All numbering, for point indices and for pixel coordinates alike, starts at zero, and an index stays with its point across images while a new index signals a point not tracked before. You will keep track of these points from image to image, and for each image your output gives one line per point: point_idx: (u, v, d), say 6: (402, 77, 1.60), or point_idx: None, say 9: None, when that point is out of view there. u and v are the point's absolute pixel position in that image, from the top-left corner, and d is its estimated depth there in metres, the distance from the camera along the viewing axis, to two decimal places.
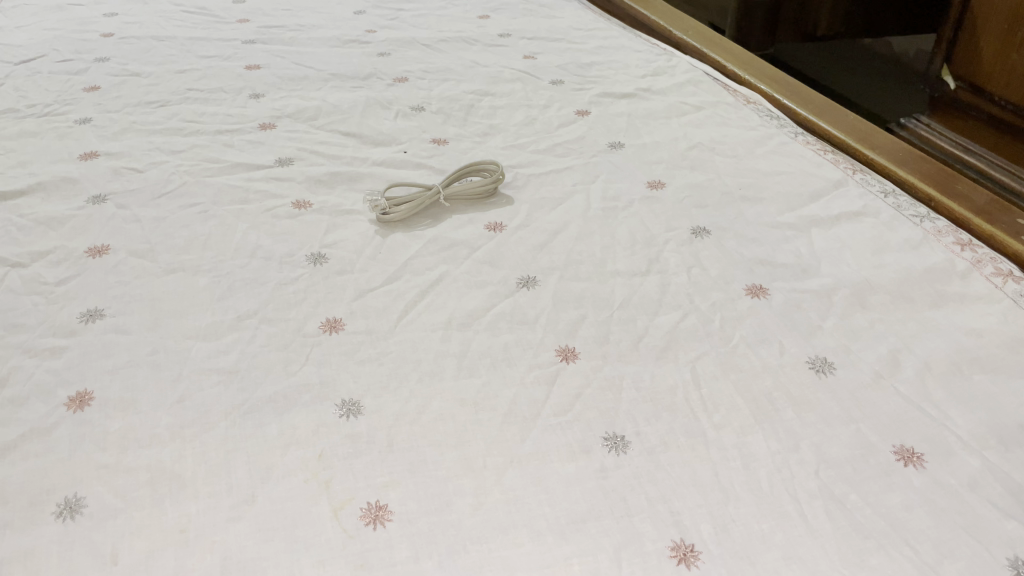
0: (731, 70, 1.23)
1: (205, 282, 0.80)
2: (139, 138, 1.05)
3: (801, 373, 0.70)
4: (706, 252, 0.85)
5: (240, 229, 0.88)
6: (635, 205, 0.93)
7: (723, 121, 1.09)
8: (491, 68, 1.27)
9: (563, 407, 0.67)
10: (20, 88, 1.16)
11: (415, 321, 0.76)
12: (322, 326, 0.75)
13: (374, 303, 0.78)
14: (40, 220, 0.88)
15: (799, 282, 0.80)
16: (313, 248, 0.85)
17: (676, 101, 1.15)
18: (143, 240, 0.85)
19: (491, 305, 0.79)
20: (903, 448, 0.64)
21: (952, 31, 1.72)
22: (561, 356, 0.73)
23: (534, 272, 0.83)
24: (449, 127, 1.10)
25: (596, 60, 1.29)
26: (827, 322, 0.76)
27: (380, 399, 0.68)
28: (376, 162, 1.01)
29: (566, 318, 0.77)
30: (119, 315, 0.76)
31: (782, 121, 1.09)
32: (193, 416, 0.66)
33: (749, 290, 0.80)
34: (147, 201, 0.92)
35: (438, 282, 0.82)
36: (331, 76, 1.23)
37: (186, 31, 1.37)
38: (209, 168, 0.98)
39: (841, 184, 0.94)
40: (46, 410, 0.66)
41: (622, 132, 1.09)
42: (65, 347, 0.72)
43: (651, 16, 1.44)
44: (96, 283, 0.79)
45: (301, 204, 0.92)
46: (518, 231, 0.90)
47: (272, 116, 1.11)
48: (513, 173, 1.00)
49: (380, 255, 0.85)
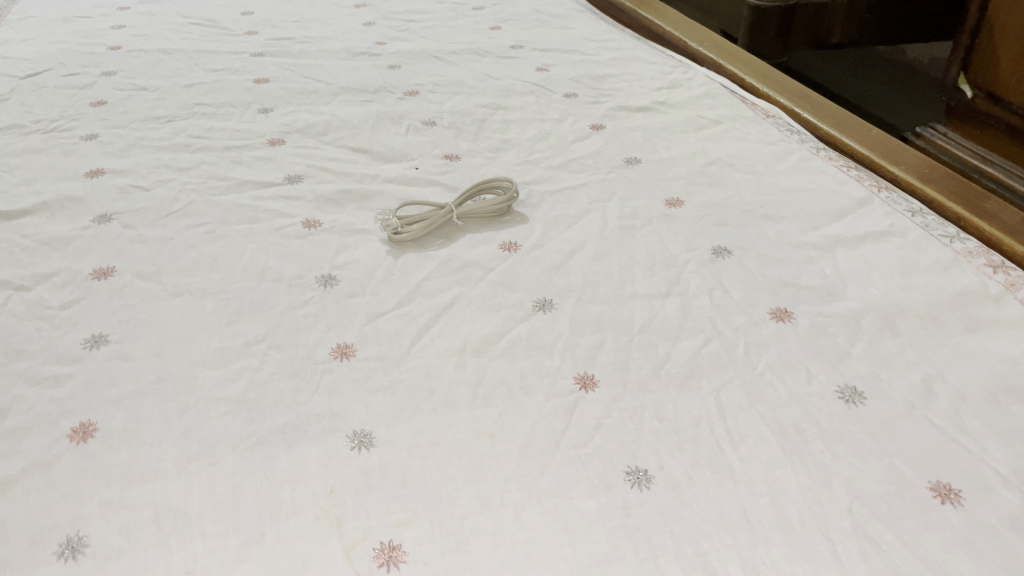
0: (749, 82, 1.20)
1: (213, 305, 0.78)
2: (145, 154, 1.03)
3: (829, 403, 0.68)
4: (727, 273, 0.82)
5: (249, 249, 0.86)
6: (653, 223, 0.91)
7: (741, 135, 1.06)
8: (503, 81, 1.25)
9: (583, 439, 0.65)
10: (25, 103, 1.15)
11: (429, 346, 0.74)
12: (332, 352, 0.73)
13: (386, 328, 0.76)
14: (45, 241, 0.86)
15: (825, 305, 0.78)
16: (323, 269, 0.83)
17: (693, 114, 1.13)
18: (148, 262, 0.83)
19: (507, 330, 0.76)
20: (939, 484, 0.61)
21: (969, 39, 1.69)
22: (580, 384, 0.70)
23: (550, 294, 0.81)
24: (461, 142, 1.08)
25: (610, 72, 1.27)
26: (856, 348, 0.73)
27: (393, 430, 0.65)
28: (387, 179, 0.99)
29: (584, 343, 0.75)
30: (124, 340, 0.74)
31: (802, 135, 1.06)
32: (200, 448, 0.64)
33: (773, 314, 0.77)
34: (153, 220, 0.90)
35: (452, 305, 0.79)
36: (341, 90, 1.21)
37: (193, 44, 1.36)
38: (216, 185, 0.96)
39: (866, 202, 0.91)
40: (48, 442, 0.64)
41: (638, 147, 1.06)
42: (68, 374, 0.70)
43: (666, 27, 1.41)
44: (101, 307, 0.77)
45: (310, 223, 0.90)
46: (533, 251, 0.87)
47: (281, 131, 1.09)
48: (527, 191, 0.98)
49: (392, 276, 0.83)
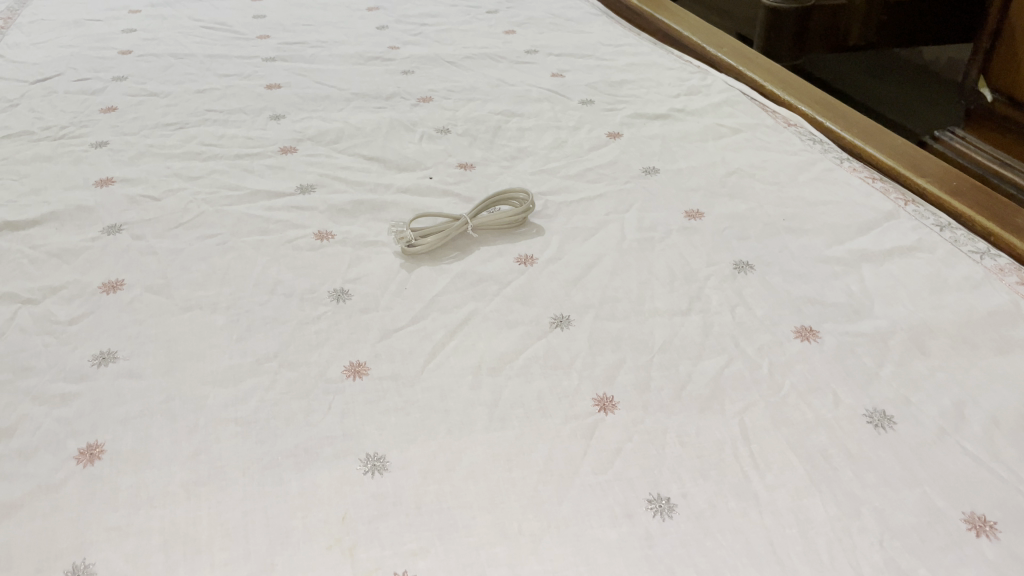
0: (769, 89, 1.17)
1: (224, 320, 0.76)
2: (156, 162, 1.01)
3: (857, 428, 0.66)
4: (750, 289, 0.80)
5: (260, 262, 0.84)
6: (673, 236, 0.89)
7: (762, 144, 1.04)
8: (518, 87, 1.23)
9: (603, 464, 0.63)
10: (36, 109, 1.13)
11: (444, 364, 0.72)
12: (345, 370, 0.71)
13: (400, 345, 0.74)
14: (53, 253, 0.85)
15: (851, 324, 0.75)
16: (336, 282, 0.82)
17: (712, 122, 1.10)
18: (158, 274, 0.82)
19: (524, 348, 0.74)
20: (973, 516, 0.59)
21: (989, 42, 1.65)
22: (599, 405, 0.68)
23: (567, 310, 0.79)
24: (476, 150, 1.06)
25: (627, 78, 1.25)
26: (884, 370, 0.71)
27: (407, 453, 0.64)
28: (400, 189, 0.97)
29: (603, 362, 0.73)
30: (132, 357, 0.72)
31: (825, 144, 1.03)
32: (210, 471, 0.62)
33: (798, 332, 0.75)
34: (163, 231, 0.88)
35: (467, 321, 0.77)
36: (354, 96, 1.19)
37: (205, 48, 1.34)
38: (228, 195, 0.95)
39: (892, 215, 0.89)
40: (55, 464, 0.63)
41: (656, 156, 1.04)
42: (75, 392, 0.69)
43: (683, 32, 1.39)
44: (110, 321, 0.76)
45: (322, 235, 0.88)
46: (550, 265, 0.85)
47: (293, 139, 1.07)
48: (543, 201, 0.96)
49: (406, 290, 0.81)
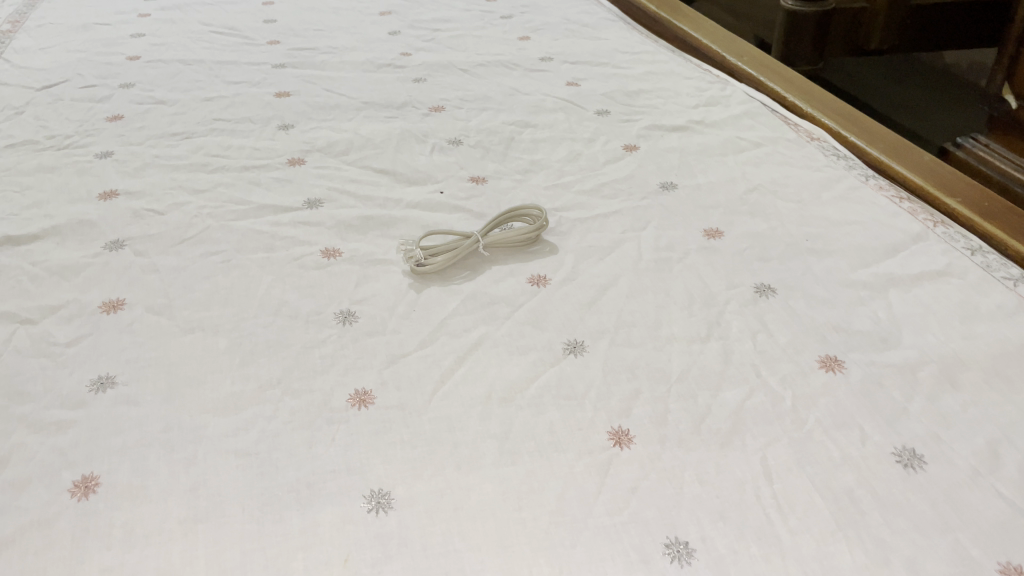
0: (791, 101, 1.14)
1: (226, 344, 0.74)
2: (161, 174, 0.99)
3: (885, 468, 0.63)
4: (772, 315, 0.77)
5: (265, 281, 0.82)
6: (691, 256, 0.86)
7: (784, 159, 1.01)
8: (532, 97, 1.20)
9: (617, 504, 0.60)
10: (41, 117, 1.11)
11: (453, 393, 0.70)
12: (350, 399, 0.69)
13: (407, 372, 0.71)
14: (54, 270, 0.83)
15: (878, 354, 0.72)
16: (342, 303, 0.79)
17: (732, 135, 1.07)
18: (159, 294, 0.79)
19: (536, 375, 0.71)
20: (1009, 566, 0.56)
21: (1015, 46, 1.57)
22: (614, 440, 0.65)
23: (581, 335, 0.76)
24: (488, 163, 1.04)
25: (644, 88, 1.22)
26: (914, 405, 0.68)
27: (413, 489, 0.61)
28: (410, 204, 0.94)
29: (618, 392, 0.70)
30: (131, 382, 0.70)
31: (849, 160, 1.00)
32: (208, 507, 0.59)
33: (823, 362, 0.72)
34: (167, 247, 0.86)
35: (477, 346, 0.75)
36: (364, 105, 1.17)
37: (214, 53, 1.32)
38: (233, 209, 0.92)
39: (921, 237, 0.85)
40: (48, 498, 0.60)
41: (673, 170, 1.01)
42: (71, 420, 0.66)
43: (701, 39, 1.35)
44: (109, 344, 0.74)
45: (329, 252, 0.86)
46: (563, 286, 0.82)
47: (301, 150, 1.05)
48: (556, 218, 0.93)
49: (415, 312, 0.78)
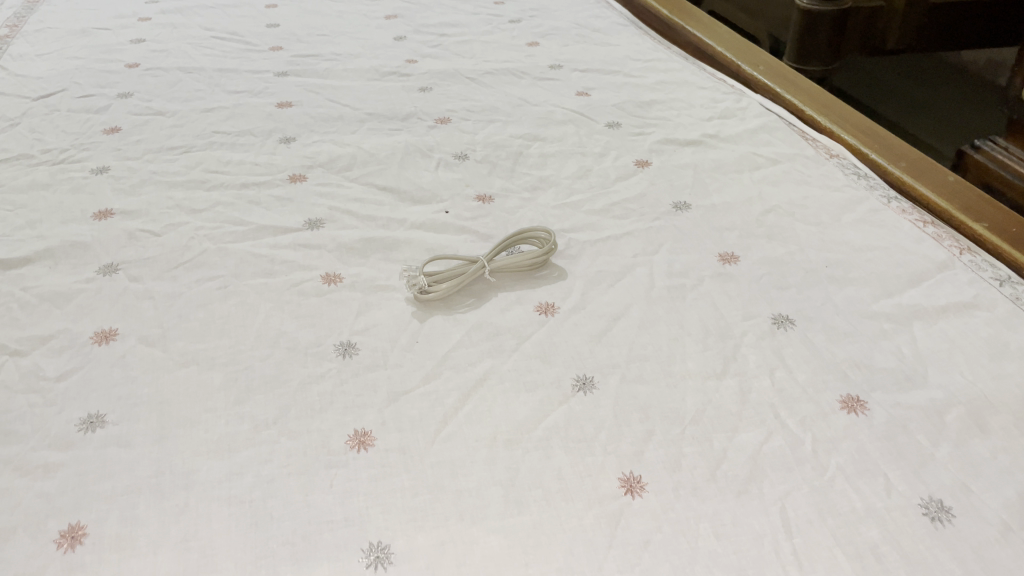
0: (810, 115, 1.10)
1: (222, 379, 0.71)
2: (158, 192, 0.96)
3: (912, 520, 0.60)
4: (790, 349, 0.74)
5: (264, 309, 0.79)
6: (706, 283, 0.82)
7: (802, 177, 0.97)
8: (540, 108, 1.16)
9: (629, 559, 0.57)
10: (37, 129, 1.09)
11: (457, 434, 0.66)
12: (349, 441, 0.66)
13: (409, 411, 0.68)
14: (45, 297, 0.80)
15: (903, 395, 0.69)
16: (342, 334, 0.76)
17: (747, 150, 1.03)
18: (154, 323, 0.77)
19: (543, 414, 0.68)
20: None
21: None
22: (625, 488, 0.62)
23: (591, 370, 0.73)
24: (495, 180, 1.00)
25: (656, 98, 1.18)
26: (941, 452, 0.64)
27: (414, 542, 0.58)
28: (414, 225, 0.91)
29: (629, 434, 0.67)
30: (122, 421, 0.67)
31: (871, 179, 0.96)
32: (198, 562, 0.57)
33: (845, 403, 0.69)
34: (162, 272, 0.83)
35: (482, 381, 0.71)
36: (368, 117, 1.14)
37: (215, 61, 1.29)
38: (231, 230, 0.89)
39: (946, 265, 0.82)
40: (33, 549, 0.58)
41: (687, 188, 0.98)
42: (59, 463, 0.64)
43: (716, 46, 1.31)
44: (100, 378, 0.71)
45: (330, 278, 0.83)
46: (572, 315, 0.79)
47: (303, 165, 1.02)
48: (565, 240, 0.90)
49: (417, 344, 0.75)
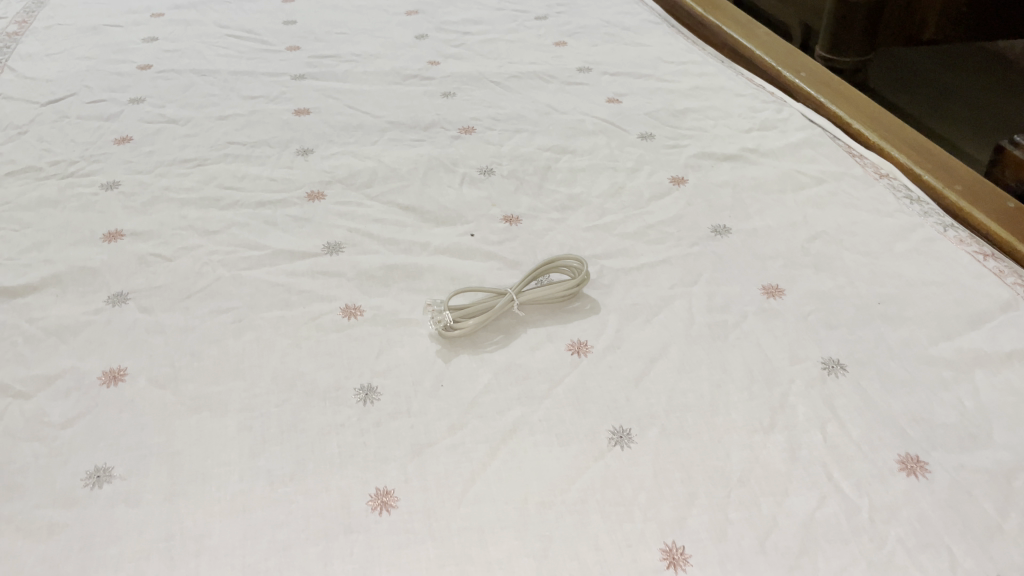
0: (857, 130, 1.04)
1: (236, 427, 0.67)
2: (170, 211, 0.92)
3: None
4: (843, 399, 0.69)
5: (280, 346, 0.74)
6: (749, 320, 0.77)
7: (850, 200, 0.91)
8: (570, 116, 1.11)
9: None
10: (45, 138, 1.04)
11: (485, 493, 0.62)
12: (371, 502, 0.61)
13: (435, 465, 0.64)
14: (51, 330, 0.76)
15: (966, 456, 0.64)
16: (363, 375, 0.72)
17: (790, 168, 0.98)
18: (164, 361, 0.72)
19: (578, 472, 0.64)
20: None
21: None
22: (668, 561, 0.58)
23: (628, 420, 0.68)
24: (522, 198, 0.95)
25: (692, 106, 1.12)
26: (1009, 523, 0.60)
27: None
28: (437, 250, 0.87)
29: (671, 497, 0.62)
30: (130, 476, 0.63)
31: (924, 204, 0.90)
32: None
33: (903, 464, 0.64)
34: (173, 302, 0.79)
35: (512, 432, 0.67)
36: (389, 126, 1.08)
37: (230, 62, 1.24)
38: (246, 256, 0.85)
39: (1009, 305, 0.76)
40: None
41: (726, 209, 0.92)
42: (64, 524, 0.60)
43: (754, 49, 1.25)
44: (107, 424, 0.67)
45: (350, 311, 0.78)
46: (607, 355, 0.74)
47: (321, 181, 0.97)
48: (598, 267, 0.85)
49: (443, 387, 0.71)
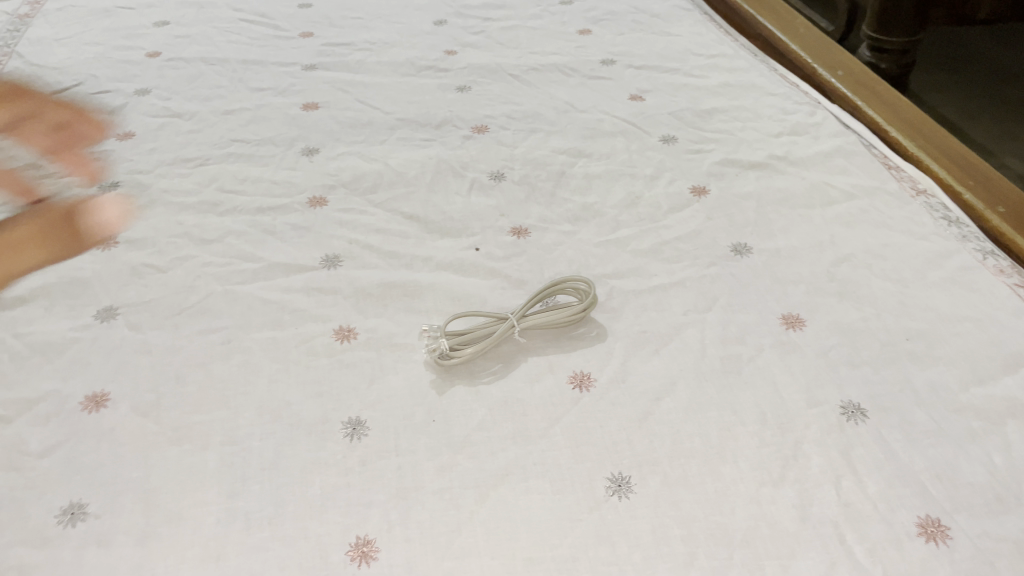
0: (895, 137, 0.98)
1: (216, 463, 0.64)
2: (167, 216, 0.89)
3: None
4: (862, 450, 0.64)
5: (268, 371, 0.71)
6: (765, 355, 0.72)
7: (883, 220, 0.86)
8: (589, 115, 1.05)
9: None
10: (47, 132, 1.02)
11: (471, 546, 0.59)
12: (350, 553, 0.58)
13: (420, 513, 0.61)
14: (37, 348, 0.74)
15: (992, 521, 0.59)
16: (351, 408, 0.68)
17: (820, 179, 0.92)
18: (148, 386, 0.70)
19: (571, 525, 0.60)
20: None
21: None
22: None
23: (628, 467, 0.64)
24: (533, 207, 0.91)
25: (719, 105, 1.06)
26: None
27: None
28: (439, 265, 0.83)
29: (669, 557, 0.58)
30: (104, 514, 0.61)
31: (963, 227, 0.85)
32: None
33: (923, 528, 0.59)
34: (163, 319, 0.76)
35: (503, 478, 0.63)
36: (399, 123, 1.04)
37: (240, 50, 1.20)
38: (241, 269, 0.82)
39: None
40: None
41: (749, 225, 0.87)
42: (33, 565, 0.58)
43: (790, 44, 1.19)
44: (85, 456, 0.64)
45: (343, 333, 0.75)
46: (611, 390, 0.70)
47: (324, 185, 0.93)
48: (607, 288, 0.80)
49: (434, 423, 0.67)
